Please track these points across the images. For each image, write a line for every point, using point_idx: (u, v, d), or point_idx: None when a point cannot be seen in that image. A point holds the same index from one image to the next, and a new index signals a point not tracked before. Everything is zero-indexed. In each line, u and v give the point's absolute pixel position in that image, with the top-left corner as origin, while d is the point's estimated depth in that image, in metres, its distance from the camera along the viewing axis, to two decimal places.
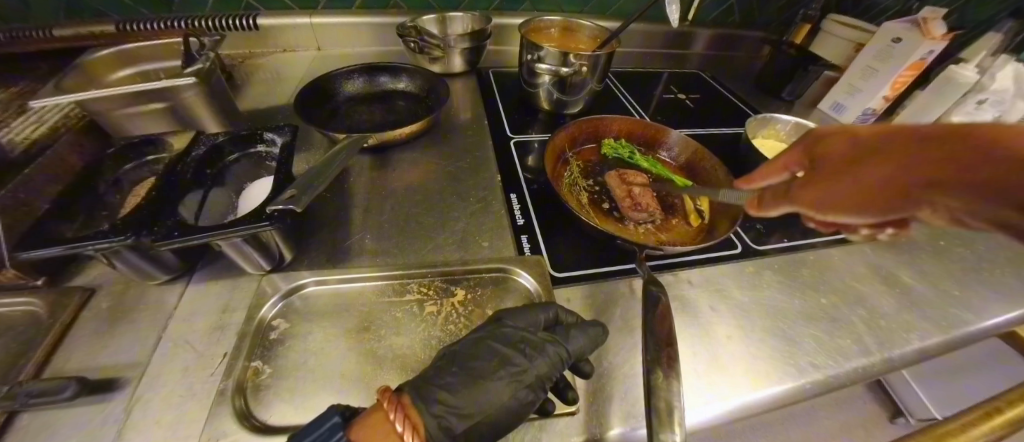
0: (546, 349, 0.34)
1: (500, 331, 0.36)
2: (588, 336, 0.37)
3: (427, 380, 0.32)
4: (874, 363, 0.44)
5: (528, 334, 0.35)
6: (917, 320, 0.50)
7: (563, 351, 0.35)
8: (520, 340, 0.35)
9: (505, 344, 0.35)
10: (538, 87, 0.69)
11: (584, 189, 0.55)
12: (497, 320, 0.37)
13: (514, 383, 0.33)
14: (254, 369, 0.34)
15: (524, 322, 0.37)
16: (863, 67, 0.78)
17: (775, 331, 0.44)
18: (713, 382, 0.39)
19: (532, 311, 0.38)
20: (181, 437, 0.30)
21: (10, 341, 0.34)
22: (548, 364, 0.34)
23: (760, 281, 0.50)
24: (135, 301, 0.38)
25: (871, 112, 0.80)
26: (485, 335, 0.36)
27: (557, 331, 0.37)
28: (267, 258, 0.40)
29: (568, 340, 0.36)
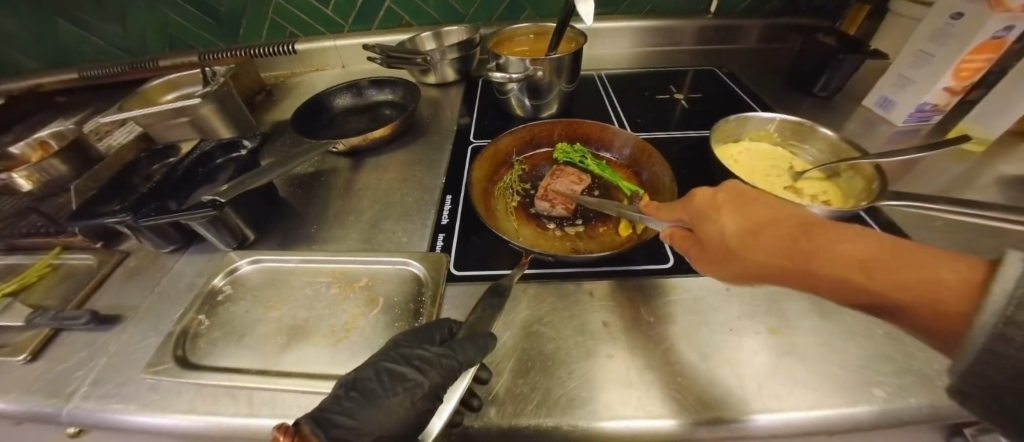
0: (438, 364, 0.34)
1: (397, 351, 0.36)
2: (476, 344, 0.35)
3: (333, 408, 0.32)
4: (806, 413, 0.37)
5: (422, 350, 0.35)
6: (895, 372, 0.40)
7: (454, 363, 0.33)
8: (414, 357, 0.34)
9: (402, 361, 0.35)
10: (508, 93, 0.70)
11: (517, 193, 0.56)
12: (395, 342, 0.37)
13: (410, 396, 0.34)
14: (198, 321, 0.44)
15: (418, 340, 0.36)
16: (916, 51, 0.64)
17: (677, 357, 0.40)
18: (574, 398, 0.37)
19: (429, 331, 0.38)
20: (141, 361, 0.42)
21: (75, 282, 0.50)
22: (441, 376, 0.34)
23: (686, 300, 0.45)
24: (149, 264, 0.52)
25: (929, 107, 0.66)
26: (382, 357, 0.35)
27: (451, 345, 0.35)
28: (232, 237, 0.51)
29: (458, 350, 0.34)
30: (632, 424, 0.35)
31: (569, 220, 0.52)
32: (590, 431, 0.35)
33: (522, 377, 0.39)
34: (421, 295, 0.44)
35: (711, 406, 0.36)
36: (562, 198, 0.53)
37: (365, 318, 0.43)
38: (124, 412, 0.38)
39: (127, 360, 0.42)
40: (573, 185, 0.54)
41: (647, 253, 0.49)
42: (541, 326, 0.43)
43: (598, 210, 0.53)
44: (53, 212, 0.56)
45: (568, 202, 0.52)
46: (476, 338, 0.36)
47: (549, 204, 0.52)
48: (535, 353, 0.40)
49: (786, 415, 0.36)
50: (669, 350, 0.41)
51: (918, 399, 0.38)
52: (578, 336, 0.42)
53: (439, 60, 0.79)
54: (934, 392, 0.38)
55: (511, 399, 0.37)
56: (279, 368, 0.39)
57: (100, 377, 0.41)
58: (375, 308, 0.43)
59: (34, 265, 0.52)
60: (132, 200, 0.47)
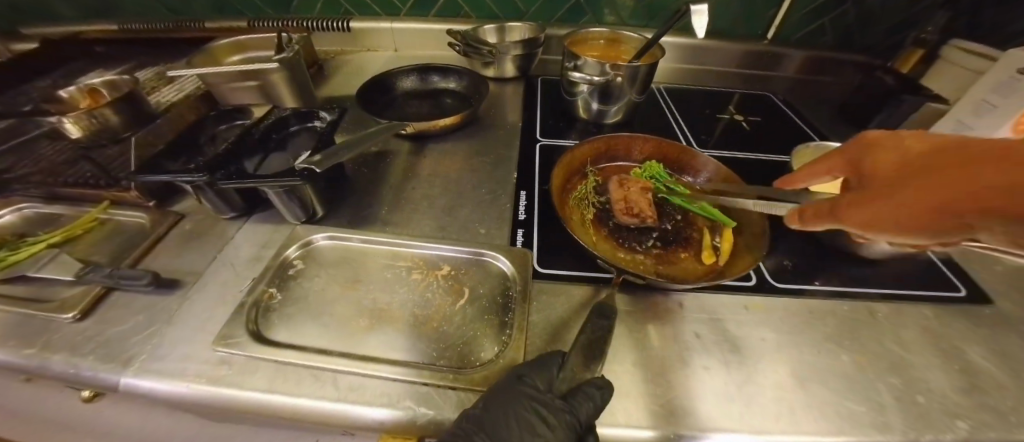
0: (561, 423, 0.32)
1: (521, 390, 0.33)
2: (597, 398, 0.33)
3: None
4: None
5: (543, 399, 0.33)
6: (975, 406, 0.40)
7: (575, 421, 0.32)
8: (534, 409, 0.32)
9: (528, 408, 0.32)
10: (577, 96, 0.70)
11: (593, 204, 0.55)
12: (518, 376, 0.34)
13: None
14: (269, 294, 0.42)
15: (542, 381, 0.34)
16: (976, 99, 0.65)
17: (767, 374, 0.39)
18: (644, 409, 0.35)
19: (547, 364, 0.36)
20: (208, 332, 0.39)
21: (128, 239, 0.47)
22: (564, 433, 0.33)
23: (769, 320, 0.44)
24: (208, 229, 0.50)
25: None
26: (507, 395, 0.32)
27: (572, 388, 0.33)
28: (302, 210, 0.48)
29: (581, 409, 0.32)
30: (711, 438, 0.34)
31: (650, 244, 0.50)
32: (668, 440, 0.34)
33: (618, 386, 0.37)
34: (508, 290, 0.42)
35: (788, 425, 0.35)
36: None
37: (451, 308, 0.41)
38: (193, 384, 0.35)
39: (193, 330, 0.39)
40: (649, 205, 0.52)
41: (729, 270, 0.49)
42: (632, 333, 0.42)
43: (675, 237, 0.52)
44: (102, 163, 0.52)
45: None
46: (593, 389, 0.33)
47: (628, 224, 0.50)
48: (627, 359, 0.39)
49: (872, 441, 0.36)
50: (760, 366, 0.40)
51: (1000, 435, 0.38)
52: (671, 345, 0.41)
53: (503, 54, 0.78)
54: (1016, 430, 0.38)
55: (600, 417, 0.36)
56: (366, 352, 0.37)
57: (161, 343, 0.38)
58: (461, 298, 0.42)
59: (79, 217, 0.49)
60: (206, 160, 0.44)
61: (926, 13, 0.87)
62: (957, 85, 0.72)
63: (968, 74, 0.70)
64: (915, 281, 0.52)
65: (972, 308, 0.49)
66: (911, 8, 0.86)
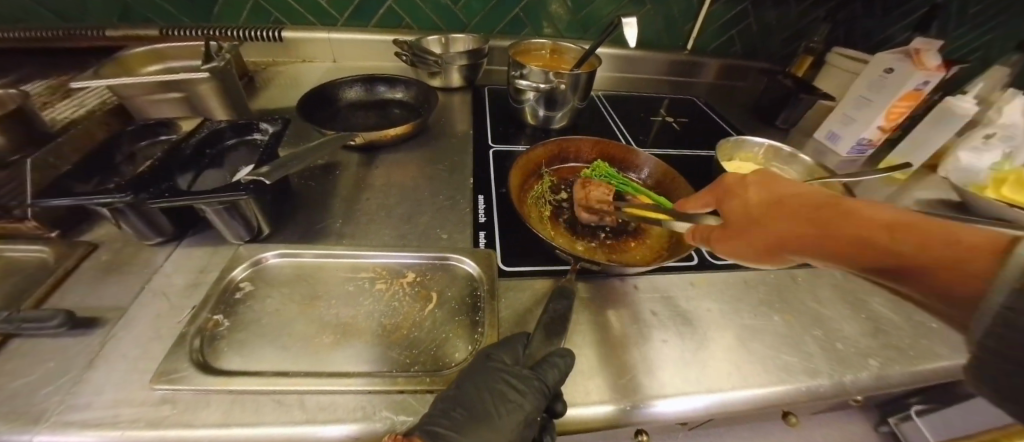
0: (530, 388, 0.33)
1: (491, 366, 0.34)
2: (560, 366, 0.35)
3: (436, 422, 0.31)
4: (820, 384, 0.42)
5: (512, 371, 0.34)
6: (879, 345, 0.48)
7: (544, 386, 0.33)
8: (505, 383, 0.33)
9: (499, 380, 0.33)
10: (524, 103, 0.73)
11: (549, 202, 0.57)
12: (485, 354, 0.35)
13: (514, 418, 0.33)
14: (215, 321, 0.38)
15: (510, 357, 0.36)
16: (857, 96, 0.77)
17: (716, 339, 0.44)
18: (618, 381, 0.38)
19: (514, 343, 0.37)
20: (142, 371, 0.34)
21: (22, 278, 0.40)
22: (535, 398, 0.33)
23: (711, 292, 0.50)
24: (128, 259, 0.44)
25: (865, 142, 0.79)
26: (477, 373, 0.34)
27: (539, 362, 0.35)
28: (247, 229, 0.45)
29: (547, 374, 0.34)
30: (678, 402, 0.38)
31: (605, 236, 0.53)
32: (641, 411, 0.37)
33: (591, 366, 0.39)
34: (476, 289, 0.43)
35: (740, 382, 0.40)
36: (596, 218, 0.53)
37: (421, 313, 0.40)
38: (129, 431, 0.31)
39: (122, 370, 0.34)
40: (604, 201, 0.56)
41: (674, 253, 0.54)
42: (597, 317, 0.44)
43: (626, 227, 0.56)
44: None
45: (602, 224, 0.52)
46: (556, 355, 0.35)
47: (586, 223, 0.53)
48: (594, 340, 0.42)
49: (801, 384, 0.42)
50: (712, 332, 0.44)
51: (898, 366, 0.46)
52: (632, 324, 0.44)
53: (448, 64, 0.80)
54: (909, 361, 0.46)
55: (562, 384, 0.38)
56: (334, 367, 0.35)
57: (82, 390, 0.33)
58: (429, 302, 0.41)
59: None
60: (128, 179, 0.39)
61: (809, 27, 1.03)
62: (840, 85, 0.86)
63: (847, 75, 0.85)
64: None
65: None
66: (796, 23, 1.03)
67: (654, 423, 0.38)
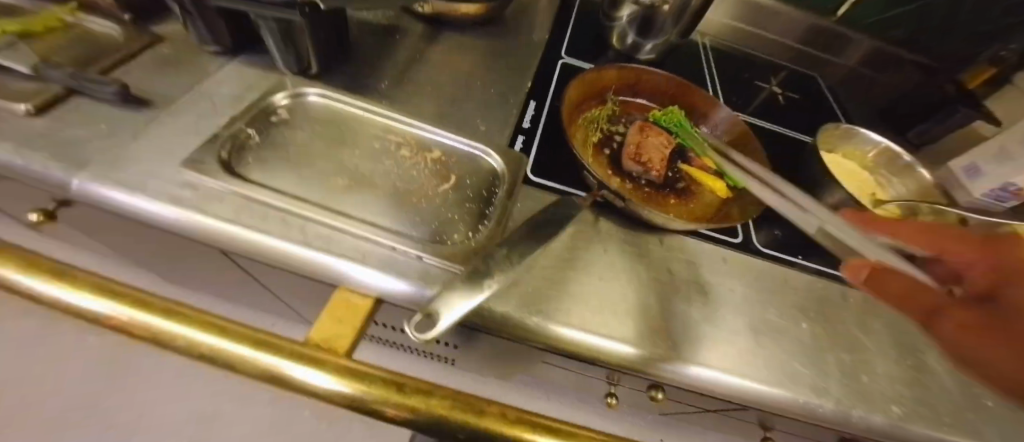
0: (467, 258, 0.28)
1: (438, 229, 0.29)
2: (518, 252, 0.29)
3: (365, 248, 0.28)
4: (823, 404, 0.38)
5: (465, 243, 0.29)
6: (913, 398, 0.41)
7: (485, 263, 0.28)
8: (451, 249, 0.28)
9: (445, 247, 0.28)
10: (616, 21, 0.66)
11: (602, 131, 0.51)
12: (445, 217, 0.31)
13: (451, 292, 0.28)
14: (246, 134, 0.39)
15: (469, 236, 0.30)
16: None
17: (725, 320, 0.40)
18: (612, 322, 0.36)
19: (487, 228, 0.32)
20: (174, 156, 0.37)
21: (97, 47, 0.43)
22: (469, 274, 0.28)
23: (742, 276, 0.45)
24: (187, 59, 0.46)
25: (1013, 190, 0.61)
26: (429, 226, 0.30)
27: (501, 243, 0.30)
28: (295, 61, 0.45)
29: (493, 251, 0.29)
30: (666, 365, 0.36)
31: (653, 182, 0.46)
32: (626, 355, 0.35)
33: (583, 296, 0.37)
34: (496, 186, 0.41)
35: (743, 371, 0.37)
36: (652, 160, 0.46)
37: (435, 190, 0.39)
38: (153, 200, 0.34)
39: (158, 150, 0.37)
40: (663, 145, 0.49)
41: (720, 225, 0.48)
42: (608, 255, 0.41)
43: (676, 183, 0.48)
44: None
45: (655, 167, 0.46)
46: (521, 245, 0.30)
47: (641, 161, 0.46)
48: (596, 274, 0.39)
49: (801, 394, 0.38)
50: (728, 317, 0.40)
51: (925, 425, 0.40)
52: (641, 274, 0.41)
53: None
54: (941, 425, 0.40)
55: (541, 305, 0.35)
56: (340, 209, 0.36)
57: (123, 155, 0.36)
58: (447, 183, 0.40)
59: (37, 10, 0.44)
60: None
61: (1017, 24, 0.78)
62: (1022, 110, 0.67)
63: None
64: None
65: None
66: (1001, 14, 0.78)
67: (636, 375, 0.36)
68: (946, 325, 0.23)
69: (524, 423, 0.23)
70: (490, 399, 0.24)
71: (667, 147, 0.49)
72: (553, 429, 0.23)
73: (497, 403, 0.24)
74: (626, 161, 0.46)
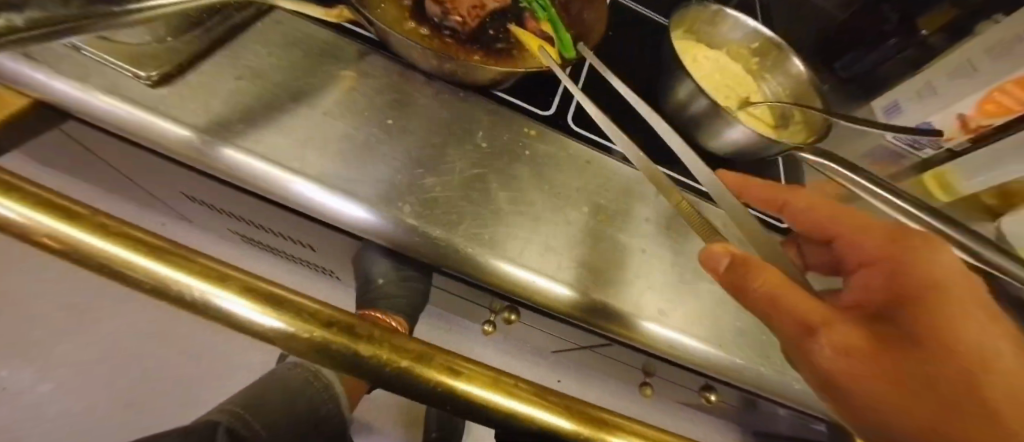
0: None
1: None
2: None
3: None
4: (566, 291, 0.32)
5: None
6: (703, 310, 0.35)
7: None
8: None
9: None
10: None
11: None
12: None
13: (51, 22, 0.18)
14: None
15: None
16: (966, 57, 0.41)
17: (473, 182, 0.33)
18: (322, 161, 0.30)
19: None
20: None
21: None
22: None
23: (531, 146, 0.37)
24: None
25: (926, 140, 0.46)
26: None
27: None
28: None
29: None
30: (353, 218, 0.30)
31: (455, 30, 0.39)
32: (305, 196, 0.29)
33: (288, 128, 0.31)
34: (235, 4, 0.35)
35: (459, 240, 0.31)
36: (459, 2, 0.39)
37: None
38: None
39: None
40: None
41: (532, 92, 0.40)
42: (352, 95, 0.34)
43: (488, 40, 0.40)
44: None
45: (462, 9, 0.39)
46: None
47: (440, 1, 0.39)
48: (325, 110, 0.33)
49: (537, 273, 0.31)
50: (484, 184, 0.33)
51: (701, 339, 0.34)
52: (387, 120, 0.34)
53: None
54: (723, 339, 0.35)
55: (225, 127, 0.30)
56: None
57: None
58: None
59: None
60: None
61: None
62: None
63: None
64: None
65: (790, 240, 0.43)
66: None
67: (336, 228, 0.31)
68: (819, 344, 0.20)
69: (222, 277, 0.14)
70: (165, 235, 0.15)
71: None
72: (266, 293, 0.15)
73: (170, 240, 0.15)
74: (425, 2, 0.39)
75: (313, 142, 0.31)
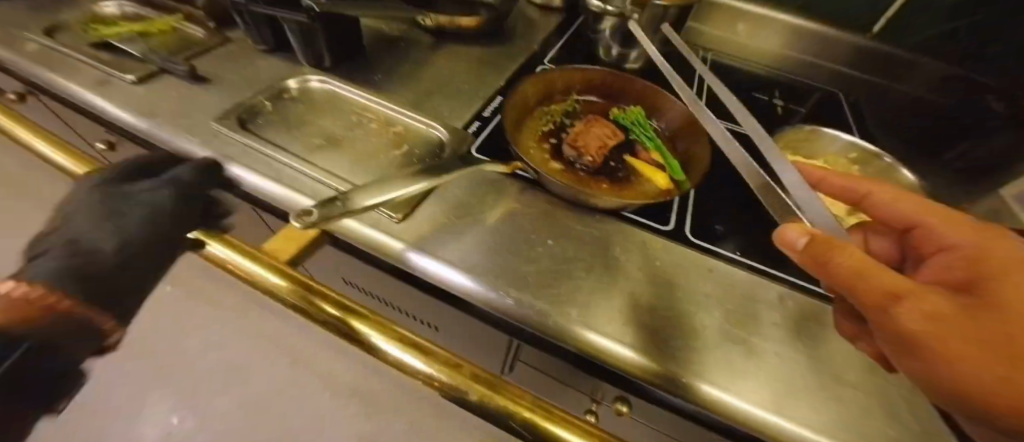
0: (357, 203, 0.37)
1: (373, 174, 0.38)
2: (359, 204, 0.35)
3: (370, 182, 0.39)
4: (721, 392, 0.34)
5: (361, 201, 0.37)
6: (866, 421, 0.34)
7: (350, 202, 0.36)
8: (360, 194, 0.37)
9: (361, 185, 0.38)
10: (600, 34, 0.69)
11: (553, 122, 0.56)
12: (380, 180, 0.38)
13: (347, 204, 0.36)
14: (262, 104, 0.52)
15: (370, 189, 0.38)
16: None
17: (618, 289, 0.40)
18: (508, 275, 0.40)
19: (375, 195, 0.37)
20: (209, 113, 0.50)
21: (188, 44, 0.61)
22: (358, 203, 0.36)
23: (658, 257, 0.44)
24: (242, 54, 0.61)
25: None
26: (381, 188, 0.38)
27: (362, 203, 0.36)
28: (311, 55, 0.58)
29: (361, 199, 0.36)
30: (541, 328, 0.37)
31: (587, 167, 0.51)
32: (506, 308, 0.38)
33: (480, 249, 0.42)
34: (436, 156, 0.48)
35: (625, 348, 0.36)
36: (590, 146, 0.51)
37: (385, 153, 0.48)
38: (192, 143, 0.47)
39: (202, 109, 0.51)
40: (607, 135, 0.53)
41: (653, 211, 0.49)
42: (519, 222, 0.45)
43: (614, 172, 0.52)
44: None
45: (594, 150, 0.51)
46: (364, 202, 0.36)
47: (576, 147, 0.51)
48: (502, 234, 0.44)
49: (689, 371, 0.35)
50: (635, 296, 0.40)
51: None
52: (546, 240, 0.44)
53: None
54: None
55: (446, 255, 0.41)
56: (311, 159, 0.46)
57: (178, 112, 0.50)
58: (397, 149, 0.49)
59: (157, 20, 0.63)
60: None
61: None
62: None
63: None
64: None
65: None
66: None
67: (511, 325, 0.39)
68: (909, 310, 0.23)
69: None
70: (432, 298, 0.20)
71: (610, 136, 0.53)
72: None
73: None
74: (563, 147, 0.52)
75: (499, 261, 0.41)
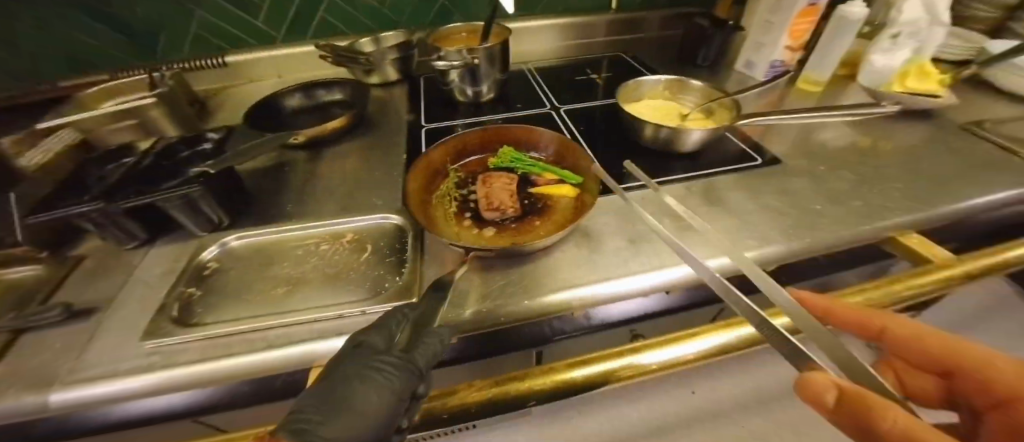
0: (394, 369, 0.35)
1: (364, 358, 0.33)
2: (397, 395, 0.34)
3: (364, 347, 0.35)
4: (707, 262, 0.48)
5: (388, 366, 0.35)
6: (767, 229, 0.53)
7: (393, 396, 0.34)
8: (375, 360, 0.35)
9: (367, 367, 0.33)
10: (451, 83, 0.81)
11: (455, 199, 0.60)
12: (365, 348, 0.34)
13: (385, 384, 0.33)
14: (189, 293, 0.47)
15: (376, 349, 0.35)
16: (762, 21, 0.85)
17: (604, 245, 0.52)
18: (533, 285, 0.46)
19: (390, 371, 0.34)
20: (127, 336, 0.43)
21: (28, 290, 0.49)
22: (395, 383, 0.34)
23: (608, 210, 0.57)
24: (112, 264, 0.52)
25: (779, 64, 0.87)
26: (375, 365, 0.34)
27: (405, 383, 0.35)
28: (207, 222, 0.54)
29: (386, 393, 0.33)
30: (602, 292, 0.45)
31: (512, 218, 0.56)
32: (571, 300, 0.45)
33: (496, 280, 0.48)
34: (404, 237, 0.52)
35: (653, 267, 0.47)
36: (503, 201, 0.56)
37: (358, 261, 0.49)
38: (125, 378, 0.38)
39: (113, 338, 0.43)
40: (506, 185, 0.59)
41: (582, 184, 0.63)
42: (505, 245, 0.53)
43: (534, 206, 0.58)
44: None
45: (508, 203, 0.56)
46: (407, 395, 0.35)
47: (493, 209, 0.56)
48: (501, 261, 0.50)
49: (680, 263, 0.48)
50: (626, 239, 0.52)
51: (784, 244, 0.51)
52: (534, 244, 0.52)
53: (381, 59, 0.88)
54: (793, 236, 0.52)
55: (487, 298, 0.46)
56: (294, 305, 0.44)
57: (81, 359, 0.41)
58: (365, 252, 0.50)
59: None
60: (103, 192, 0.49)
61: None
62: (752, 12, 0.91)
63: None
64: (728, 160, 0.67)
65: (768, 169, 0.65)
66: None
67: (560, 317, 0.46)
68: None
69: None
70: None
71: (510, 187, 0.59)
72: None
73: None
74: (483, 214, 0.56)
75: (517, 281, 0.47)
